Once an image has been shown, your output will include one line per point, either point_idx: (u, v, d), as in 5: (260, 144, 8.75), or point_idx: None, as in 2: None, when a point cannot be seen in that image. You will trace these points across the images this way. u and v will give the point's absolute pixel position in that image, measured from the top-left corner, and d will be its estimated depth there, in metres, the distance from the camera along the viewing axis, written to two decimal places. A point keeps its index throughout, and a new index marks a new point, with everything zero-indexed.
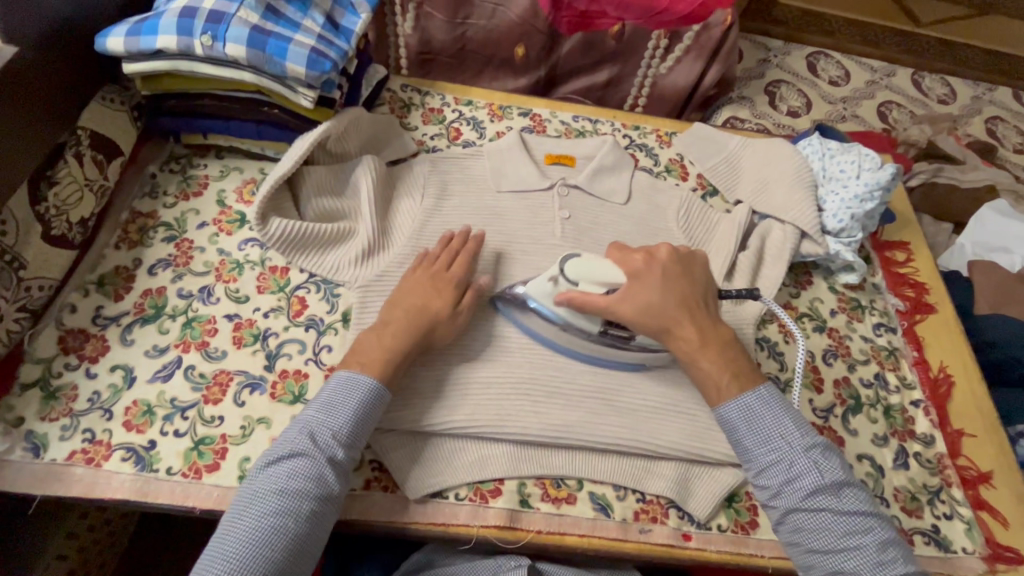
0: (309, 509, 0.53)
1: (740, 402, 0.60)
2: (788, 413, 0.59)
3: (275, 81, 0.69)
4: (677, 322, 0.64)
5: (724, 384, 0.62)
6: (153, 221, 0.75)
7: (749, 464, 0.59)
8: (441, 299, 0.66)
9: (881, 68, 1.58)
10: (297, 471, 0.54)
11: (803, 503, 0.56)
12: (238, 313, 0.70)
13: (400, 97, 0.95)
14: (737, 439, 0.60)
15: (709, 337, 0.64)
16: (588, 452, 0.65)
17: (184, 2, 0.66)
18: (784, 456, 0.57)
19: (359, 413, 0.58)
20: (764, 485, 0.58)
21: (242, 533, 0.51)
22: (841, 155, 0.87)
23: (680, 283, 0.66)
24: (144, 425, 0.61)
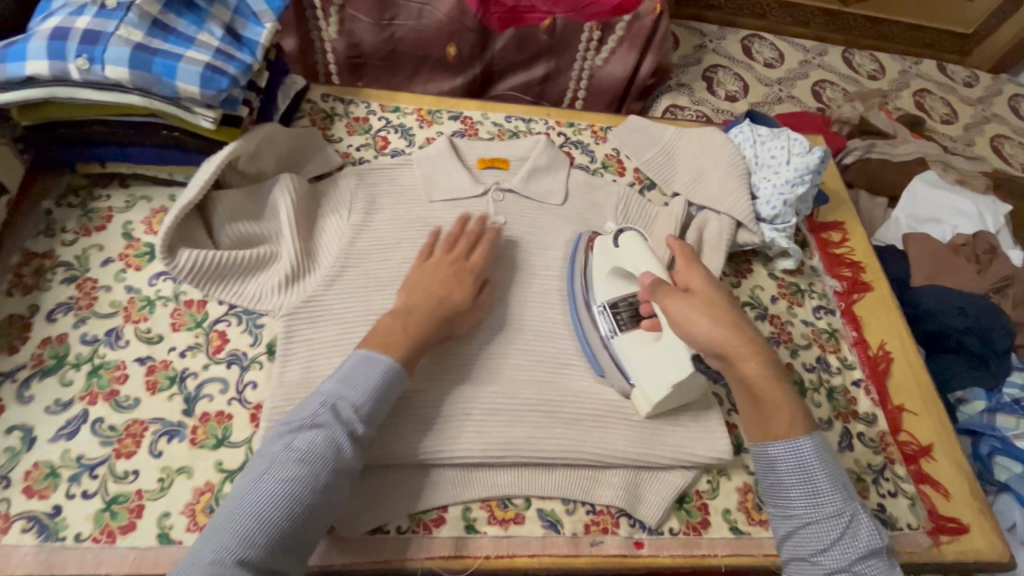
0: (324, 482, 0.50)
1: (794, 440, 0.56)
2: (837, 470, 0.57)
3: (169, 104, 0.64)
4: (740, 351, 0.58)
5: (784, 420, 0.57)
6: (51, 261, 0.69)
7: (790, 516, 0.56)
8: (462, 290, 0.67)
9: (813, 48, 1.61)
10: (319, 438, 0.52)
11: (851, 566, 0.52)
12: (151, 355, 0.65)
13: (322, 107, 0.90)
14: (778, 484, 0.57)
15: (772, 370, 0.58)
16: (534, 468, 0.64)
17: (55, 23, 0.61)
18: (838, 510, 0.54)
19: (383, 387, 0.57)
20: (807, 544, 0.54)
21: (255, 505, 0.48)
22: (772, 141, 0.87)
23: (732, 313, 0.60)
24: (47, 490, 0.56)
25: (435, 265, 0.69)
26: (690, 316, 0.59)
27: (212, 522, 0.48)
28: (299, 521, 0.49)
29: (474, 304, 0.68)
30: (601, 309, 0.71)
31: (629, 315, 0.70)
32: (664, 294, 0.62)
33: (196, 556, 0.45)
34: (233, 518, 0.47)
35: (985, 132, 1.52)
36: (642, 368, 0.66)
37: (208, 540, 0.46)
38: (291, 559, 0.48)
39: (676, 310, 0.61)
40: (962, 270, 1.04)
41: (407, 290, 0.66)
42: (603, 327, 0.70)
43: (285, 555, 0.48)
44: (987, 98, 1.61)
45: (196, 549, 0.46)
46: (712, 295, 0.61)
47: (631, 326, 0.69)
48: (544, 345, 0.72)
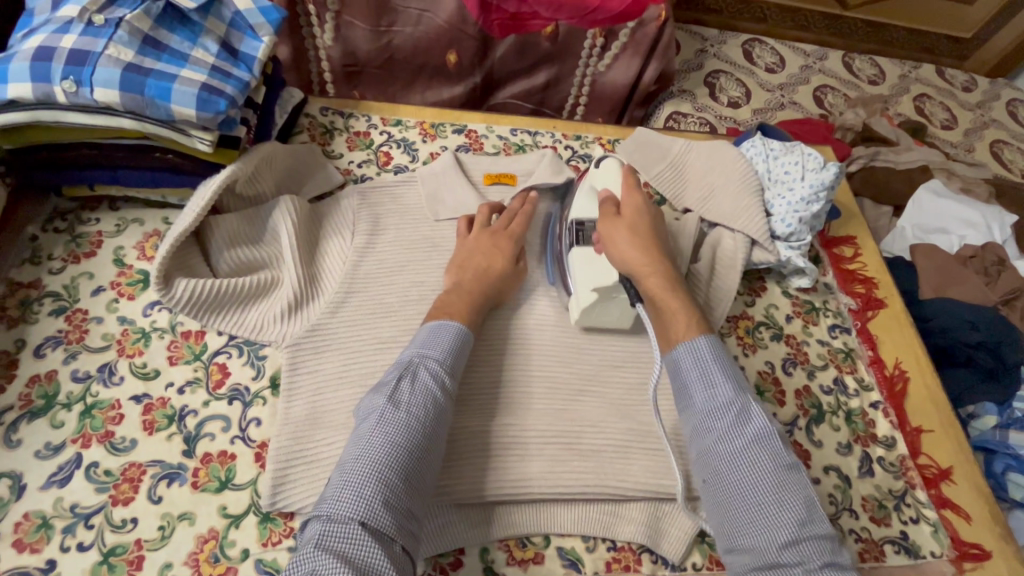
0: (429, 426, 0.53)
1: (691, 340, 0.59)
2: (735, 369, 0.58)
3: (162, 126, 0.60)
4: (645, 267, 0.65)
5: (677, 319, 0.62)
6: (37, 291, 0.65)
7: (689, 408, 0.57)
8: (502, 258, 0.72)
9: (813, 52, 1.60)
10: (416, 388, 0.54)
11: (745, 446, 0.52)
12: (147, 393, 0.61)
13: (321, 122, 0.87)
14: (683, 386, 0.58)
15: (674, 285, 0.64)
16: (554, 503, 0.61)
17: (38, 41, 0.57)
18: (731, 399, 0.54)
19: (457, 346, 0.60)
20: (704, 434, 0.55)
21: (376, 449, 0.49)
22: (785, 156, 0.85)
23: (651, 237, 0.67)
24: (39, 543, 0.52)
25: (477, 239, 0.73)
26: (613, 235, 0.67)
27: (336, 477, 0.49)
28: (419, 465, 0.50)
29: (514, 273, 0.73)
30: (567, 225, 0.75)
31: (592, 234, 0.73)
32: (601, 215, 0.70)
33: (339, 506, 0.46)
34: (364, 464, 0.48)
35: (984, 137, 1.52)
36: (580, 277, 0.70)
37: (337, 491, 0.47)
38: (418, 501, 0.50)
39: (604, 231, 0.68)
40: (970, 282, 1.04)
41: (454, 269, 0.71)
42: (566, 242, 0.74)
43: (413, 496, 0.49)
44: (986, 102, 1.61)
45: (337, 500, 0.47)
46: (632, 218, 0.69)
47: (589, 243, 0.72)
48: (558, 371, 0.69)
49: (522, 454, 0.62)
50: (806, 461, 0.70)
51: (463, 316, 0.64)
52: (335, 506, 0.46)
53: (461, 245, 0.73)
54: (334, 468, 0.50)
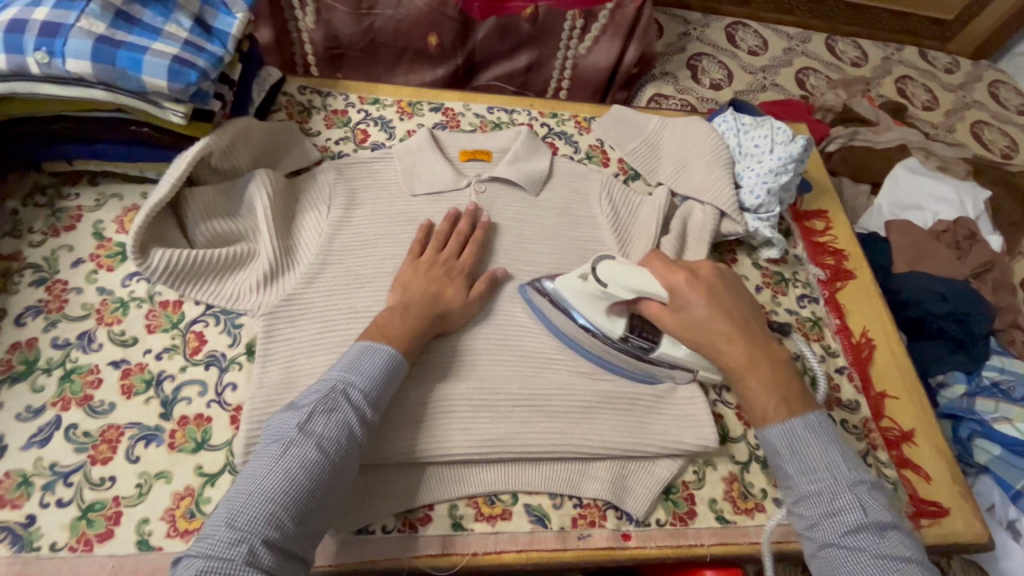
0: (338, 464, 0.51)
1: (783, 421, 0.57)
2: (837, 448, 0.55)
3: (135, 98, 0.61)
4: (726, 345, 0.60)
5: (766, 404, 0.58)
6: (18, 263, 0.67)
7: (789, 490, 0.56)
8: (453, 286, 0.69)
9: (796, 35, 1.61)
10: (334, 421, 0.53)
11: (842, 541, 0.51)
12: (126, 358, 0.63)
13: (299, 100, 0.88)
14: (778, 465, 0.57)
15: (781, 378, 0.59)
16: (485, 467, 0.63)
17: (11, 14, 0.58)
18: (825, 483, 0.53)
19: (386, 376, 0.58)
20: (803, 515, 0.54)
21: (272, 485, 0.48)
22: (755, 130, 0.86)
23: (729, 308, 0.62)
24: (20, 499, 0.54)
25: (428, 264, 0.71)
26: (692, 318, 0.62)
27: (224, 506, 0.47)
28: (316, 505, 0.49)
29: (470, 297, 0.70)
30: (627, 336, 0.68)
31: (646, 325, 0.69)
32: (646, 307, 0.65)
33: (220, 545, 0.44)
34: (257, 501, 0.47)
35: (965, 118, 1.54)
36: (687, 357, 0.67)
37: (220, 525, 0.45)
38: (305, 540, 0.49)
39: (666, 319, 0.64)
40: (942, 257, 1.05)
41: (395, 291, 0.68)
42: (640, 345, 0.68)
43: (302, 535, 0.48)
44: (967, 84, 1.62)
45: (218, 537, 0.44)
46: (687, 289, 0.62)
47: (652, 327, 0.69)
48: (529, 340, 0.71)
49: (448, 425, 0.63)
50: None
51: (406, 342, 0.62)
52: (216, 542, 0.44)
53: (411, 267, 0.70)
54: (221, 499, 0.48)
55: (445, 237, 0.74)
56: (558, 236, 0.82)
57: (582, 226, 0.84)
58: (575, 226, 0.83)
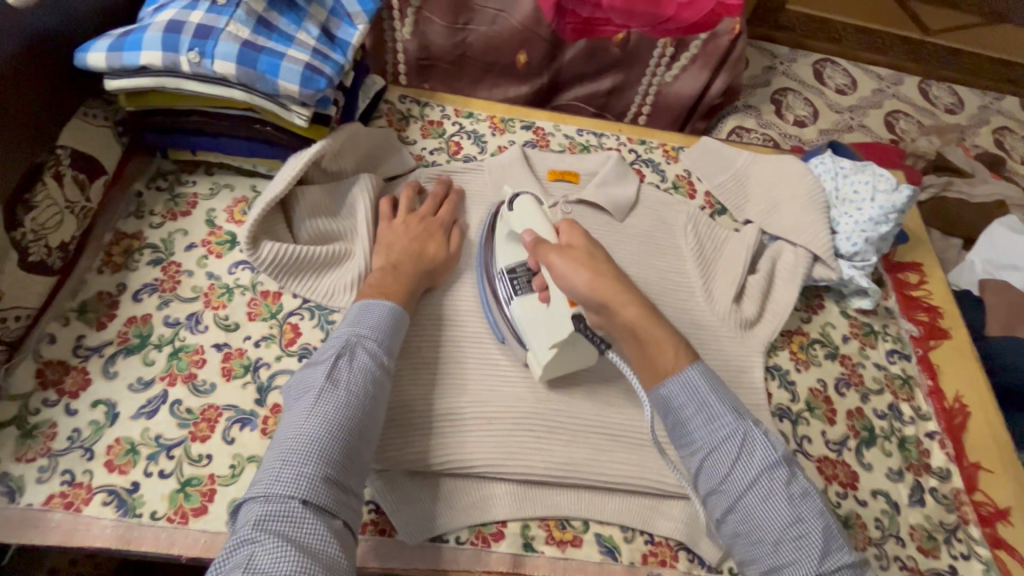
0: (370, 403, 0.54)
1: (680, 372, 0.55)
2: (729, 392, 0.55)
3: (267, 100, 0.65)
4: (619, 297, 0.58)
5: (666, 355, 0.56)
6: (139, 242, 0.71)
7: (694, 447, 0.53)
8: (435, 242, 0.72)
9: (888, 76, 1.56)
10: (356, 367, 0.55)
11: (755, 489, 0.50)
12: (228, 342, 0.66)
13: (399, 109, 0.92)
14: (679, 422, 0.55)
15: (657, 339, 0.57)
16: (521, 485, 0.62)
17: (170, 15, 0.63)
18: (733, 430, 0.52)
19: (393, 324, 0.61)
20: (711, 470, 0.52)
21: (316, 427, 0.50)
22: (855, 175, 0.84)
23: (605, 265, 0.61)
24: (126, 466, 0.57)
25: (406, 223, 0.73)
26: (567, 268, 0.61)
27: (273, 457, 0.49)
28: (359, 442, 0.52)
29: (448, 256, 0.73)
30: (500, 274, 0.70)
31: (526, 280, 0.68)
32: (545, 252, 0.63)
33: (275, 489, 0.47)
34: (304, 443, 0.49)
35: None
36: (534, 330, 0.64)
37: (274, 470, 0.48)
38: (356, 477, 0.52)
39: (557, 262, 0.61)
40: None
41: (382, 250, 0.70)
42: (501, 292, 0.69)
43: (351, 472, 0.51)
44: None
45: (274, 483, 0.47)
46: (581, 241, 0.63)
47: (527, 291, 0.67)
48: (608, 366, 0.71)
49: (470, 438, 0.62)
50: (854, 483, 0.69)
51: (399, 300, 0.65)
52: (274, 485, 0.47)
53: (391, 227, 0.73)
54: (267, 452, 0.51)
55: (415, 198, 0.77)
56: (642, 263, 0.81)
57: (666, 256, 0.83)
58: (659, 255, 0.82)
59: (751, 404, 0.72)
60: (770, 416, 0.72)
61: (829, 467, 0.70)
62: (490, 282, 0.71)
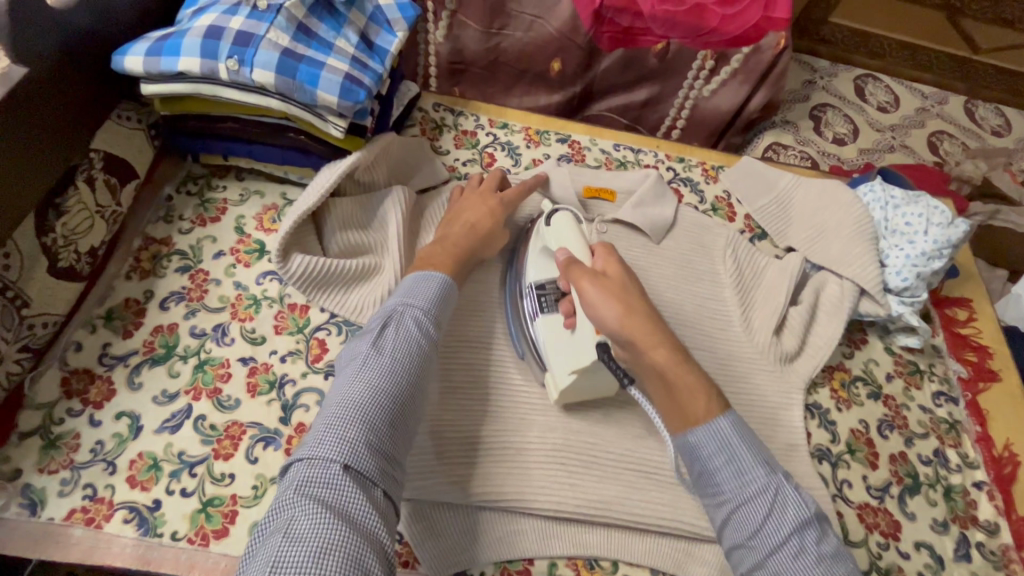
0: (415, 373, 0.53)
1: (712, 420, 0.53)
2: (756, 439, 0.53)
3: (304, 109, 0.63)
4: (651, 338, 0.55)
5: (699, 400, 0.54)
6: (167, 248, 0.70)
7: (693, 457, 0.53)
8: (488, 216, 0.71)
9: (932, 95, 1.50)
10: (402, 336, 0.54)
11: (752, 501, 0.50)
12: (254, 356, 0.65)
13: (432, 117, 0.90)
14: (688, 441, 0.54)
15: (692, 382, 0.54)
16: (551, 521, 0.60)
17: (209, 20, 0.61)
18: (764, 486, 0.50)
19: (443, 296, 0.60)
20: (711, 481, 0.52)
21: (361, 393, 0.49)
22: (907, 206, 0.80)
23: (638, 302, 0.57)
24: (148, 482, 0.56)
25: (456, 200, 0.73)
26: (599, 300, 0.57)
27: (322, 419, 0.49)
28: (404, 411, 0.51)
29: (501, 235, 0.72)
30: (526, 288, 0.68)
31: (554, 298, 0.66)
32: (578, 275, 0.59)
33: (318, 454, 0.46)
34: (348, 407, 0.48)
35: None
36: (556, 352, 0.63)
37: (320, 433, 0.47)
38: (402, 447, 0.50)
39: (589, 292, 0.58)
40: None
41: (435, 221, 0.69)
42: (528, 306, 0.67)
43: (397, 442, 0.49)
44: None
45: (317, 448, 0.46)
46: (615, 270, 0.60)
47: (553, 311, 0.65)
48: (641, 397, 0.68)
49: (506, 471, 0.61)
50: (896, 534, 0.66)
51: (449, 271, 0.64)
52: (318, 447, 0.46)
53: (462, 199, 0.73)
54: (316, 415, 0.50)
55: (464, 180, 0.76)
56: (679, 289, 0.78)
57: (705, 282, 0.79)
58: (697, 281, 0.79)
59: (790, 444, 0.69)
60: (809, 458, 0.69)
61: (870, 514, 0.67)
62: (517, 299, 0.70)
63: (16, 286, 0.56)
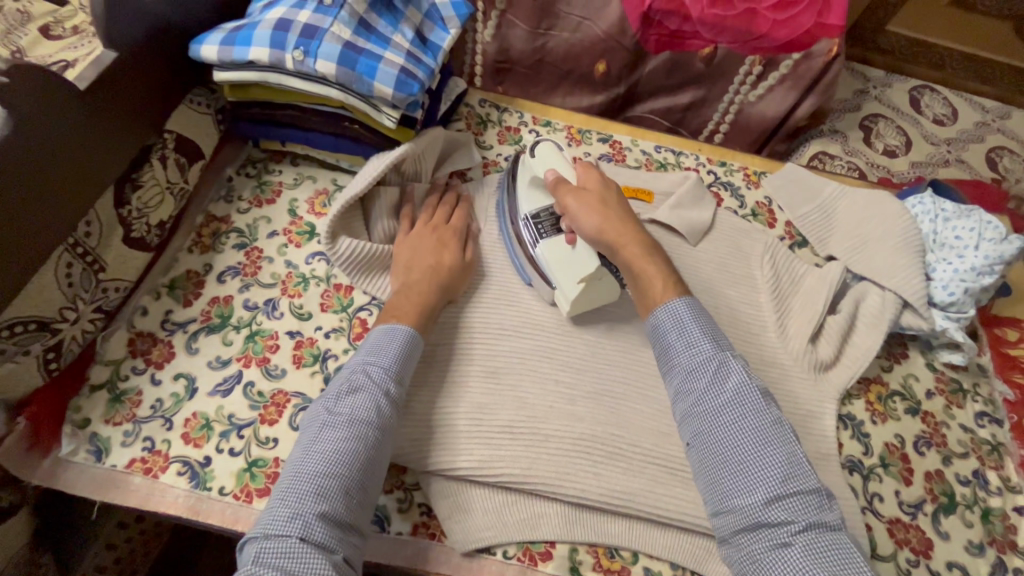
0: (373, 437, 0.53)
1: (669, 304, 0.62)
2: (720, 334, 0.60)
3: (360, 99, 0.67)
4: (625, 239, 0.66)
5: (658, 285, 0.64)
6: (226, 226, 0.75)
7: (674, 372, 0.60)
8: (449, 252, 0.71)
9: (993, 109, 1.44)
10: (359, 400, 0.55)
11: (725, 408, 0.55)
12: (300, 330, 0.69)
13: (478, 113, 0.92)
14: (665, 348, 0.61)
15: (659, 275, 0.65)
16: (573, 507, 0.61)
17: (279, 13, 0.65)
18: (710, 356, 0.58)
19: (406, 351, 0.60)
20: (688, 389, 0.58)
21: (316, 463, 0.50)
22: (959, 220, 0.78)
23: (615, 210, 0.68)
24: (201, 440, 0.60)
25: (421, 235, 0.72)
26: (583, 211, 0.67)
27: (278, 490, 0.50)
28: (362, 478, 0.52)
29: (463, 264, 0.71)
30: (525, 220, 0.72)
31: (550, 224, 0.71)
32: (563, 192, 0.68)
33: (277, 522, 0.47)
34: (303, 479, 0.49)
35: None
36: (559, 268, 0.68)
37: (276, 505, 0.49)
38: (360, 513, 0.51)
39: (573, 206, 0.67)
40: None
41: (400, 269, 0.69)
42: (527, 236, 0.71)
43: (353, 510, 0.51)
44: None
45: (274, 516, 0.48)
46: (592, 185, 0.69)
47: (552, 235, 0.70)
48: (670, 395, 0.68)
49: (531, 456, 0.62)
50: (927, 551, 0.65)
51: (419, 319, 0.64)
52: (273, 524, 0.47)
53: (405, 241, 0.72)
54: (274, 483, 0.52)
55: (432, 206, 0.76)
56: (715, 291, 0.78)
57: (740, 286, 0.79)
58: (733, 284, 0.79)
59: (820, 452, 0.68)
60: (840, 468, 0.68)
61: (900, 530, 0.65)
62: (529, 248, 0.73)
63: (95, 251, 0.61)
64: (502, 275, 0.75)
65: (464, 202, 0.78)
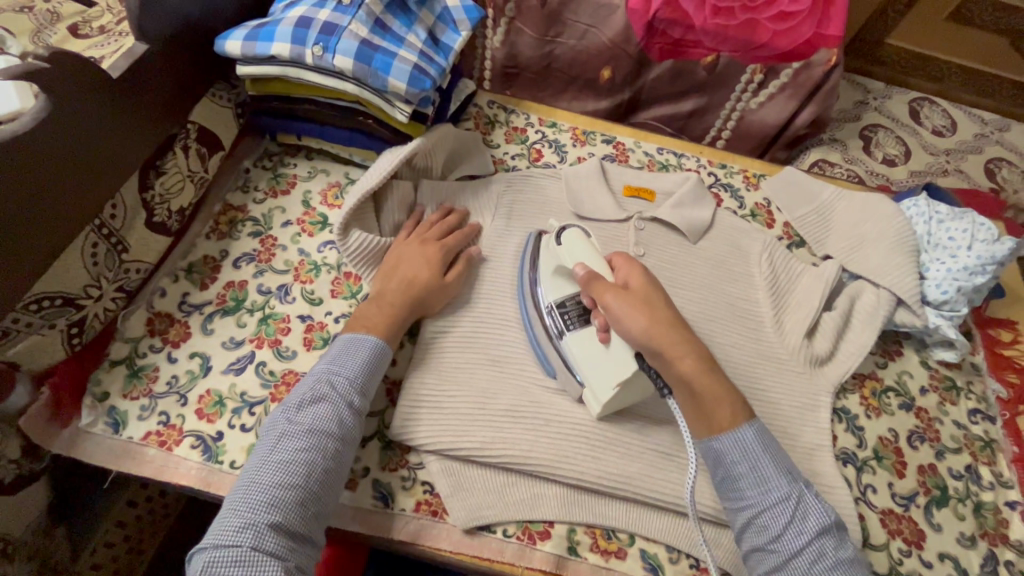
0: (332, 449, 0.55)
1: (736, 430, 0.57)
2: (781, 453, 0.57)
3: (375, 95, 0.71)
4: (677, 349, 0.58)
5: (723, 410, 0.57)
6: (242, 215, 0.78)
7: (741, 507, 0.55)
8: (430, 270, 0.70)
9: (992, 121, 1.47)
10: (320, 412, 0.56)
11: (801, 553, 0.51)
12: (311, 315, 0.71)
13: (486, 113, 0.95)
14: (730, 476, 0.56)
15: (721, 389, 0.58)
16: (571, 489, 0.63)
17: (300, 11, 0.69)
18: (787, 493, 0.53)
19: (370, 363, 0.62)
20: (760, 530, 0.53)
21: (273, 473, 0.51)
22: (951, 222, 0.81)
23: (659, 306, 0.61)
24: (213, 415, 0.63)
25: (407, 250, 0.72)
26: (626, 312, 0.60)
27: (231, 499, 0.51)
28: (318, 489, 0.53)
29: (443, 285, 0.70)
30: (549, 309, 0.68)
31: (575, 314, 0.66)
32: (600, 291, 0.62)
33: (229, 531, 0.48)
34: (259, 489, 0.50)
35: None
36: (590, 368, 0.63)
37: (229, 513, 0.50)
38: (314, 524, 0.53)
39: (612, 303, 0.61)
40: None
41: (379, 277, 0.70)
42: (552, 326, 0.67)
43: (308, 520, 0.52)
44: None
45: (227, 525, 0.49)
46: (632, 276, 0.63)
47: (580, 326, 0.65)
48: None
49: (530, 438, 0.64)
50: (920, 543, 0.66)
51: (385, 333, 0.65)
52: (226, 532, 0.48)
53: (391, 252, 0.72)
54: (228, 490, 0.53)
55: (429, 225, 0.76)
56: (712, 287, 0.80)
57: (738, 283, 0.81)
58: (730, 281, 0.81)
59: (814, 444, 0.70)
60: (834, 460, 0.69)
61: (893, 521, 0.67)
62: (535, 309, 0.69)
63: (120, 233, 0.64)
64: (507, 264, 0.77)
65: (467, 231, 0.76)
